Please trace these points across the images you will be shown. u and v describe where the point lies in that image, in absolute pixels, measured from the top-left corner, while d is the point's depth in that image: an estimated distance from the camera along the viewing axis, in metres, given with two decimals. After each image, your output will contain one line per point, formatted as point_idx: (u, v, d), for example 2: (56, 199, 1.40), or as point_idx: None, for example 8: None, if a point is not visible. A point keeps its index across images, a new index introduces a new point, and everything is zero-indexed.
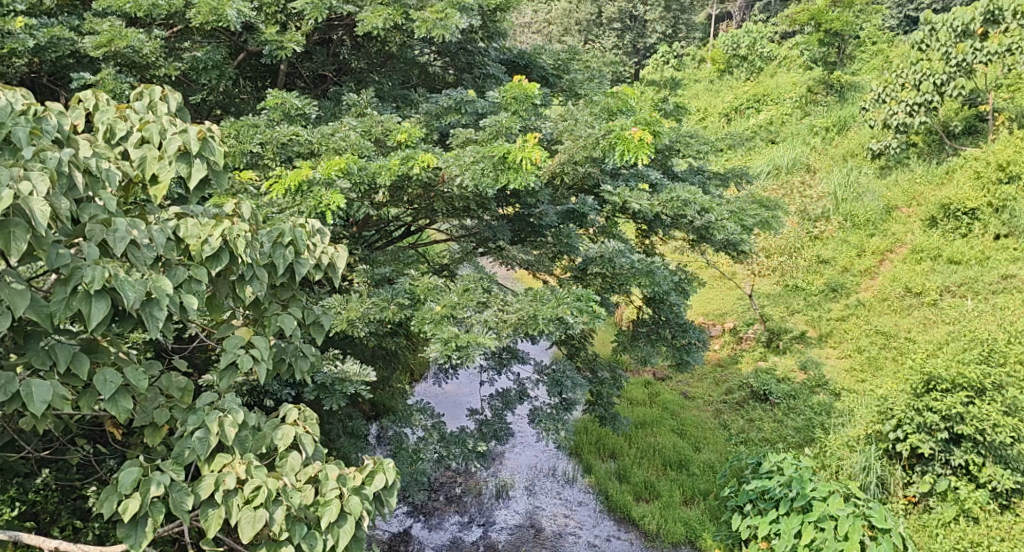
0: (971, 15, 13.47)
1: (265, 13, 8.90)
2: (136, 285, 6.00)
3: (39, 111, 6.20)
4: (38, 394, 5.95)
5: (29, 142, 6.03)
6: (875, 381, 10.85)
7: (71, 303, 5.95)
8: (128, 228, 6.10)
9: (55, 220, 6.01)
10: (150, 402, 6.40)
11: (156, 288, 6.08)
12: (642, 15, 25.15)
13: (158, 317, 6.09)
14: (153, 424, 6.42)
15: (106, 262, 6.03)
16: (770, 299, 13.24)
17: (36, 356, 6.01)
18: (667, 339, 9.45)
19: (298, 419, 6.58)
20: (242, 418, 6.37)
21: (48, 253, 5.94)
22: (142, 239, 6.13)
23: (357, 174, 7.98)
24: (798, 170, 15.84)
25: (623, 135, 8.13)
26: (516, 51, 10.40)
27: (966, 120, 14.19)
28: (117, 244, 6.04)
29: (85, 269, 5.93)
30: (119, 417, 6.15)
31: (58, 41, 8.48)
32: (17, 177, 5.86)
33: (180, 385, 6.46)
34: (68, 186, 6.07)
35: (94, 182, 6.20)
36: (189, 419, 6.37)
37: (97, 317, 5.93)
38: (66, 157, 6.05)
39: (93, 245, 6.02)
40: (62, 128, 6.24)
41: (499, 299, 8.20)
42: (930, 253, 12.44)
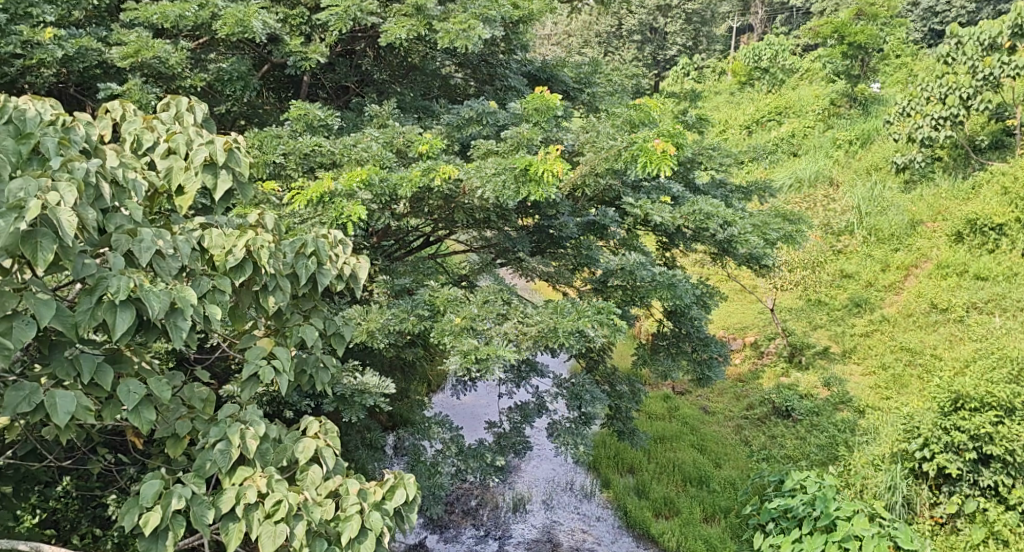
0: (999, 28, 13.31)
1: (289, 24, 8.99)
2: (161, 295, 5.98)
3: (67, 122, 6.24)
4: (62, 405, 5.93)
5: (57, 152, 6.07)
6: (899, 399, 10.77)
7: (96, 313, 5.94)
8: (154, 238, 6.10)
9: (82, 230, 5.98)
10: (172, 413, 6.38)
11: (181, 297, 6.05)
12: (662, 27, 25.03)
13: (182, 328, 6.07)
14: (174, 435, 6.38)
15: (131, 272, 6.02)
16: (792, 313, 13.17)
17: (60, 367, 6.00)
18: (687, 353, 9.38)
19: (320, 432, 6.52)
20: (264, 431, 6.36)
21: (74, 264, 5.94)
22: (168, 249, 6.16)
23: (378, 185, 7.94)
24: (820, 184, 15.73)
25: (646, 146, 8.08)
26: (538, 64, 10.29)
27: (993, 135, 14.05)
28: (142, 254, 6.05)
29: (111, 279, 5.93)
30: (141, 429, 6.13)
31: (86, 52, 8.49)
32: (46, 188, 5.85)
33: (202, 396, 6.48)
34: (94, 196, 6.07)
35: (121, 192, 6.19)
36: (210, 431, 6.33)
37: (122, 327, 5.92)
38: (93, 168, 6.05)
39: (119, 255, 6.02)
40: (89, 138, 6.28)
41: (520, 311, 8.10)
42: (955, 268, 12.33)
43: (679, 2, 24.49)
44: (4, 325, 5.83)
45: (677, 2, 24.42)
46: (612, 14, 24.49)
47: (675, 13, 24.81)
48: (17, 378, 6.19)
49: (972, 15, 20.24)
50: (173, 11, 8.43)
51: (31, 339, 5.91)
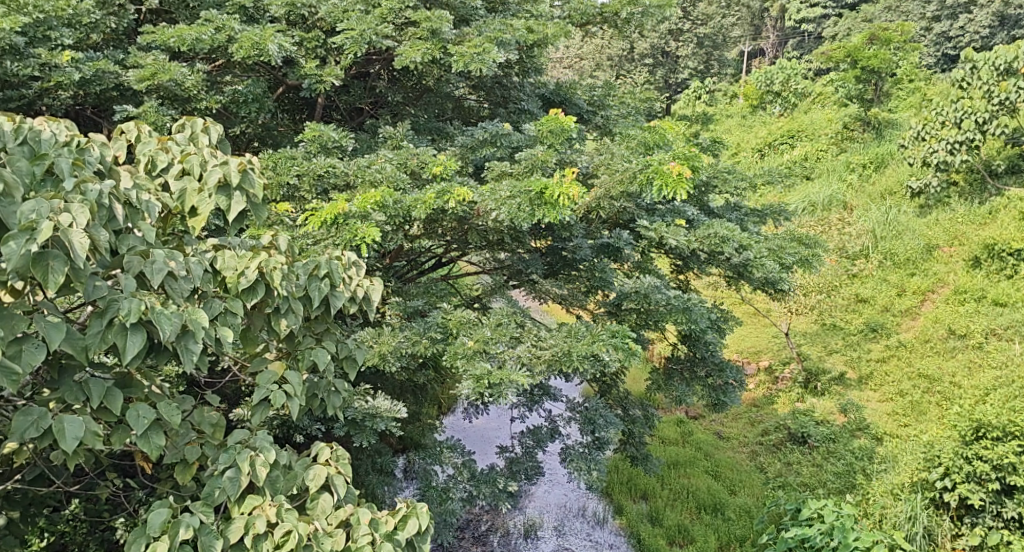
0: (1013, 52, 13.14)
1: (305, 47, 8.95)
2: (172, 318, 5.91)
3: (81, 143, 6.22)
4: (70, 430, 5.86)
5: (71, 173, 6.01)
6: (919, 426, 10.68)
7: (107, 336, 5.88)
8: (166, 259, 6.04)
9: (94, 252, 5.92)
10: (181, 438, 6.31)
11: (192, 320, 5.99)
12: (674, 51, 24.97)
13: (193, 351, 6.01)
14: (183, 460, 6.30)
15: (143, 294, 5.97)
16: (807, 337, 13.01)
17: (70, 392, 5.95)
18: (701, 378, 9.27)
19: (331, 459, 6.42)
20: (274, 458, 6.27)
21: (86, 286, 5.88)
22: (180, 270, 6.08)
23: (392, 207, 7.88)
24: (835, 208, 15.59)
25: (661, 170, 7.99)
26: (552, 87, 10.22)
27: (1010, 160, 13.84)
28: (154, 276, 5.98)
29: (122, 301, 5.88)
30: (150, 455, 6.06)
31: (103, 74, 8.48)
32: (57, 209, 5.80)
33: (211, 421, 6.40)
34: (107, 217, 6.02)
35: (134, 213, 6.13)
36: (220, 457, 6.24)
37: (132, 350, 5.87)
38: (106, 190, 5.99)
39: (131, 277, 5.96)
40: (104, 159, 6.24)
41: (533, 333, 8.03)
42: (973, 294, 12.23)
43: (691, 26, 24.44)
44: (13, 348, 5.77)
45: (689, 25, 24.33)
46: (624, 38, 24.48)
47: (687, 37, 24.68)
48: (26, 402, 6.13)
49: (985, 40, 20.13)
50: (189, 34, 8.43)
51: (41, 362, 5.85)
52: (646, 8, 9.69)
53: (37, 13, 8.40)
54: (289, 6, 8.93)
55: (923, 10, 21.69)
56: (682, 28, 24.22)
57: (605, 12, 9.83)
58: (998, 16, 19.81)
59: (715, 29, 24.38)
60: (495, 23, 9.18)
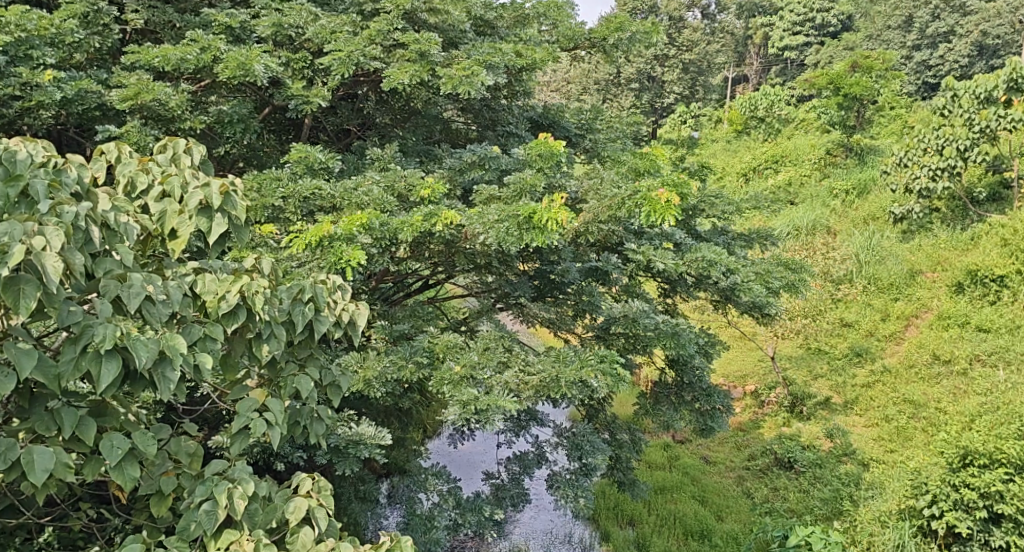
0: (994, 82, 13.30)
1: (291, 68, 8.92)
2: (149, 345, 5.83)
3: (59, 164, 6.12)
4: (39, 462, 5.76)
5: (46, 195, 5.91)
6: (904, 452, 10.67)
7: (81, 364, 5.78)
8: (143, 283, 5.96)
9: (68, 276, 5.84)
10: (156, 468, 6.21)
11: (170, 346, 5.89)
12: (659, 76, 24.99)
13: (170, 379, 5.92)
14: (158, 492, 6.20)
15: (118, 320, 5.88)
16: (792, 361, 12.97)
17: (41, 421, 5.86)
18: (688, 403, 9.22)
19: (312, 490, 6.31)
20: (253, 491, 6.16)
21: (59, 311, 5.81)
22: (158, 294, 6.02)
23: (378, 229, 7.82)
24: (819, 232, 15.58)
25: (650, 196, 7.98)
26: (539, 110, 10.20)
27: (990, 187, 14.05)
28: (131, 300, 5.90)
29: (96, 327, 5.79)
30: (124, 486, 5.96)
31: (86, 94, 8.45)
32: (31, 232, 5.72)
33: (189, 450, 6.31)
34: (83, 240, 5.93)
35: (111, 235, 6.06)
36: (196, 489, 6.14)
37: (107, 378, 5.76)
38: (83, 212, 5.90)
39: (107, 302, 5.88)
40: (82, 181, 6.13)
41: (521, 358, 7.97)
42: (957, 319, 12.25)
43: (677, 51, 24.46)
44: None
45: (675, 50, 24.38)
46: (610, 63, 24.51)
47: (672, 62, 24.70)
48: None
49: (965, 69, 20.24)
50: (174, 54, 8.38)
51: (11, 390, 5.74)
52: (633, 33, 9.69)
53: (20, 32, 8.30)
54: (276, 26, 8.86)
55: (903, 39, 21.86)
56: (667, 53, 24.26)
57: (593, 38, 9.86)
58: (977, 45, 19.95)
59: (700, 55, 24.41)
60: (483, 47, 9.15)
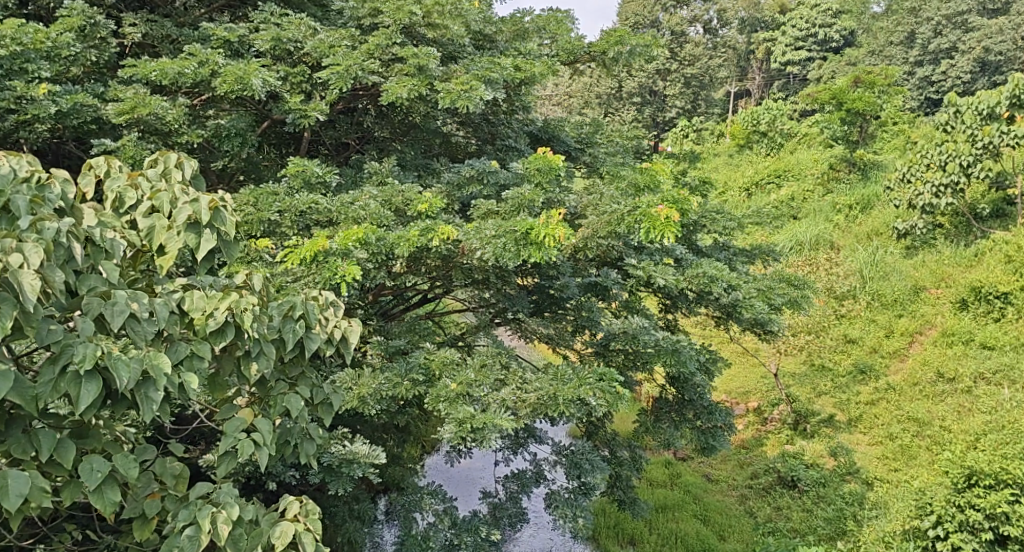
0: (996, 98, 13.16)
1: (290, 82, 8.83)
2: (131, 364, 5.75)
3: (43, 179, 6.03)
4: (14, 487, 5.68)
5: (28, 211, 5.82)
6: (909, 471, 10.56)
7: (59, 385, 5.72)
8: (127, 301, 5.91)
9: (47, 294, 5.80)
10: (141, 490, 6.12)
11: (153, 366, 5.81)
12: (662, 90, 24.87)
13: (152, 399, 5.82)
14: (142, 515, 6.11)
15: (100, 339, 5.81)
16: (796, 378, 12.81)
17: (17, 445, 5.79)
18: (690, 421, 9.10)
19: (300, 514, 6.17)
20: (237, 515, 6.05)
21: (38, 330, 5.78)
22: (143, 312, 5.94)
23: (374, 244, 7.72)
24: (822, 247, 15.46)
25: (650, 212, 7.90)
26: (539, 124, 10.11)
27: (994, 203, 13.99)
28: (114, 318, 5.86)
29: (76, 347, 5.73)
30: (105, 510, 5.87)
31: (81, 108, 8.35)
32: (9, 248, 5.66)
33: (174, 472, 6.21)
34: (65, 257, 5.86)
35: (96, 252, 5.99)
36: (180, 513, 6.06)
37: (86, 399, 5.69)
38: (65, 228, 5.83)
39: (89, 320, 5.84)
40: (66, 197, 6.05)
41: (518, 375, 7.85)
42: (961, 336, 12.14)
43: (679, 66, 24.32)
44: None
45: (677, 64, 24.22)
46: (612, 76, 24.39)
47: (674, 76, 24.59)
48: None
49: (967, 85, 20.12)
50: (171, 68, 8.30)
51: None
52: (633, 47, 9.57)
53: (15, 45, 8.20)
54: (275, 41, 8.77)
55: (905, 55, 21.78)
56: (669, 67, 24.13)
57: (592, 52, 9.79)
58: (979, 62, 19.86)
59: (702, 69, 24.27)
60: (482, 61, 9.06)
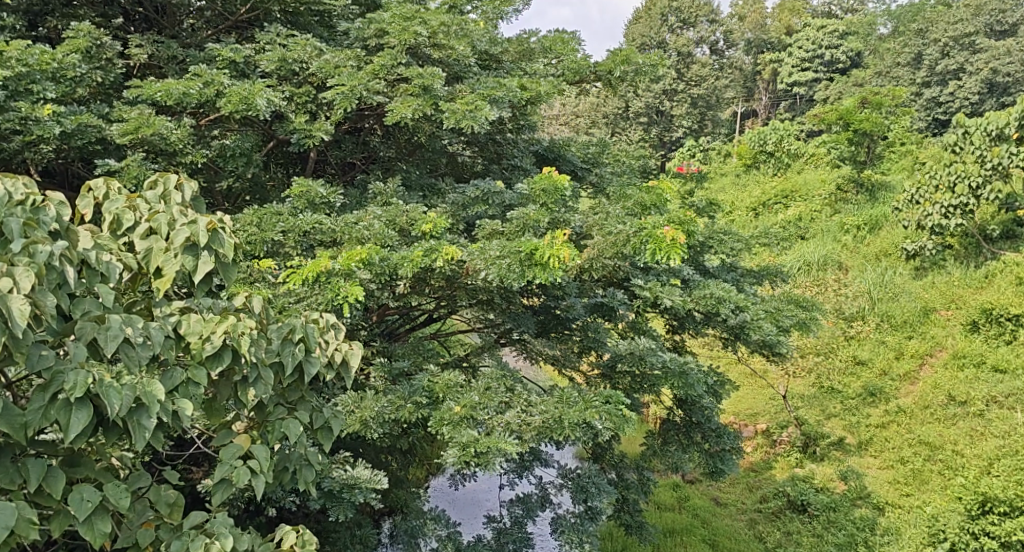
0: (1005, 119, 13.00)
1: (295, 102, 8.77)
2: (123, 392, 5.78)
3: (38, 201, 5.98)
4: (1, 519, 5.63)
5: (21, 234, 5.82)
6: (921, 496, 10.42)
7: (49, 412, 5.74)
8: (121, 325, 5.92)
9: (38, 318, 5.80)
10: (135, 518, 6.06)
11: (146, 393, 5.83)
12: (668, 110, 24.41)
13: (145, 427, 5.83)
14: (136, 544, 6.03)
15: (92, 365, 5.84)
16: (805, 401, 12.60)
17: (5, 475, 5.78)
18: (698, 444, 8.94)
19: (296, 544, 6.15)
20: (231, 545, 6.03)
21: (29, 355, 5.80)
22: (137, 337, 5.95)
23: (378, 265, 7.60)
24: (831, 267, 15.31)
25: (655, 233, 7.84)
26: (545, 143, 10.03)
27: (1004, 224, 13.73)
28: (107, 343, 5.87)
29: (67, 373, 5.76)
30: (94, 541, 5.86)
31: (85, 128, 8.29)
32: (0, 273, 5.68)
33: (169, 500, 6.14)
34: (57, 281, 5.87)
35: (92, 275, 5.98)
36: (172, 544, 6.02)
37: (77, 427, 5.73)
38: (57, 251, 5.84)
39: (81, 345, 5.86)
40: (61, 219, 5.99)
41: (523, 398, 7.71)
42: (972, 359, 12.01)
43: (686, 86, 24.21)
44: None
45: (683, 85, 24.07)
46: (619, 96, 24.27)
47: (681, 96, 24.25)
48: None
49: (975, 106, 19.99)
50: (176, 89, 8.23)
51: None
52: (639, 66, 9.64)
53: (20, 66, 8.12)
54: (280, 61, 8.71)
55: (912, 76, 21.70)
56: (675, 88, 24.00)
57: (599, 71, 9.71)
58: (987, 83, 19.75)
59: (709, 89, 24.16)
60: (488, 81, 8.98)
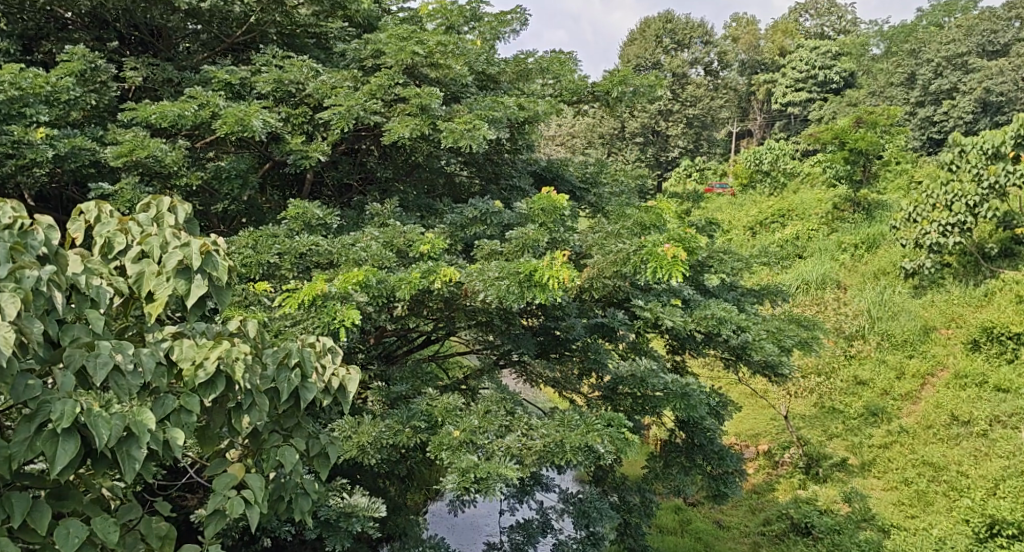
0: (1001, 137, 12.95)
1: (291, 123, 8.67)
2: (112, 421, 5.68)
3: (26, 225, 5.85)
4: None
5: (7, 258, 5.71)
6: (926, 518, 10.28)
7: (35, 444, 5.67)
8: (111, 352, 5.81)
9: (25, 345, 5.69)
10: None
11: (135, 423, 5.73)
12: (664, 130, 24.35)
13: (136, 457, 5.74)
14: None
15: (80, 394, 5.74)
16: (806, 421, 12.44)
17: None
18: (701, 466, 8.79)
19: None
20: None
21: (15, 385, 5.68)
22: (128, 364, 5.84)
23: (375, 287, 7.47)
24: (829, 286, 15.19)
25: (655, 251, 7.71)
26: (543, 163, 9.93)
27: (1001, 242, 13.68)
28: (97, 371, 5.75)
29: (53, 403, 5.66)
30: None
31: (79, 152, 8.17)
32: None
33: (160, 533, 6.00)
34: (45, 307, 5.77)
35: (81, 299, 5.89)
36: None
37: (63, 459, 5.63)
38: (45, 276, 5.74)
39: (69, 373, 5.74)
40: (50, 243, 5.89)
41: (524, 421, 7.57)
42: (974, 378, 11.91)
43: (680, 107, 23.93)
44: None
45: (679, 105, 23.97)
46: (615, 116, 24.18)
47: (676, 118, 24.06)
48: None
49: (970, 125, 19.94)
50: (171, 110, 8.11)
51: None
52: (636, 87, 9.52)
53: (14, 90, 7.99)
54: (277, 82, 8.61)
55: (907, 96, 21.68)
56: (670, 108, 23.90)
57: (596, 91, 9.64)
58: (981, 102, 19.68)
59: (705, 109, 23.99)
60: (485, 101, 8.89)
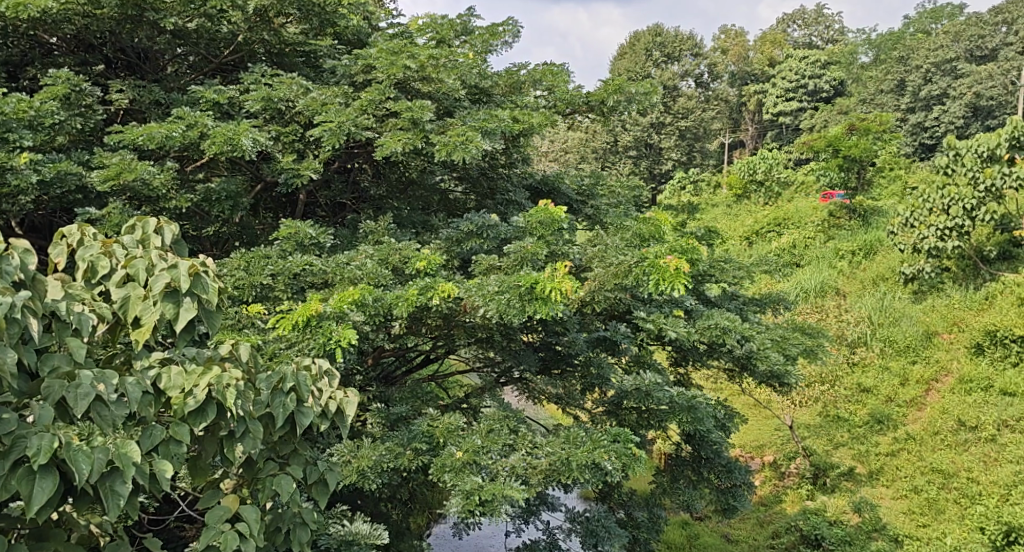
0: (996, 140, 12.82)
1: (282, 142, 8.50)
2: (93, 456, 5.50)
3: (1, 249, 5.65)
4: None
5: None
6: (939, 527, 10.08)
7: (10, 482, 5.49)
8: (93, 382, 5.63)
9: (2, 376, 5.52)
10: None
11: (120, 456, 5.56)
12: (657, 144, 24.18)
13: (119, 493, 5.57)
14: None
15: (59, 427, 5.57)
16: (811, 430, 12.20)
17: None
18: (709, 480, 8.60)
19: None
20: None
21: None
22: (111, 394, 5.65)
23: (371, 305, 7.30)
24: (829, 293, 14.99)
25: (658, 263, 7.50)
26: (538, 177, 9.75)
27: (1000, 245, 13.51)
28: (77, 402, 5.58)
29: (29, 438, 5.48)
30: None
31: (64, 176, 7.99)
32: None
33: None
34: (21, 336, 5.58)
35: (61, 327, 5.71)
36: None
37: (41, 496, 5.46)
38: (20, 302, 5.54)
39: (48, 406, 5.58)
40: (26, 268, 5.71)
41: (528, 440, 7.35)
42: (979, 383, 11.72)
43: (673, 119, 23.78)
44: None
45: (670, 118, 23.76)
46: (607, 130, 23.98)
47: (669, 129, 23.95)
48: None
49: (962, 130, 19.77)
50: (159, 132, 7.91)
51: None
52: (630, 96, 9.36)
53: None
54: (265, 101, 8.41)
55: (897, 102, 21.54)
56: (662, 120, 23.72)
57: (590, 101, 9.47)
58: (971, 107, 19.52)
59: (697, 121, 23.81)
60: (478, 114, 8.67)
